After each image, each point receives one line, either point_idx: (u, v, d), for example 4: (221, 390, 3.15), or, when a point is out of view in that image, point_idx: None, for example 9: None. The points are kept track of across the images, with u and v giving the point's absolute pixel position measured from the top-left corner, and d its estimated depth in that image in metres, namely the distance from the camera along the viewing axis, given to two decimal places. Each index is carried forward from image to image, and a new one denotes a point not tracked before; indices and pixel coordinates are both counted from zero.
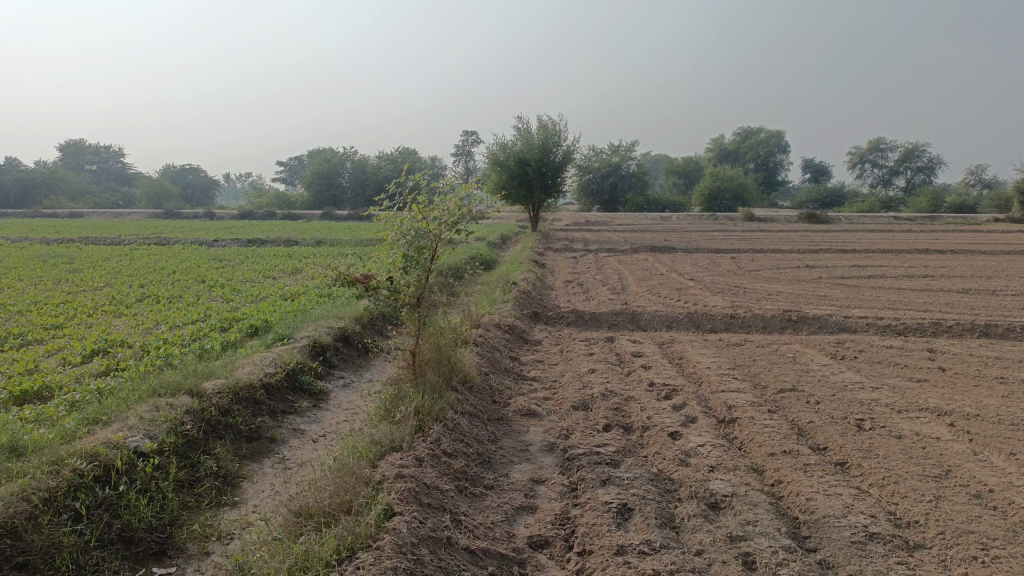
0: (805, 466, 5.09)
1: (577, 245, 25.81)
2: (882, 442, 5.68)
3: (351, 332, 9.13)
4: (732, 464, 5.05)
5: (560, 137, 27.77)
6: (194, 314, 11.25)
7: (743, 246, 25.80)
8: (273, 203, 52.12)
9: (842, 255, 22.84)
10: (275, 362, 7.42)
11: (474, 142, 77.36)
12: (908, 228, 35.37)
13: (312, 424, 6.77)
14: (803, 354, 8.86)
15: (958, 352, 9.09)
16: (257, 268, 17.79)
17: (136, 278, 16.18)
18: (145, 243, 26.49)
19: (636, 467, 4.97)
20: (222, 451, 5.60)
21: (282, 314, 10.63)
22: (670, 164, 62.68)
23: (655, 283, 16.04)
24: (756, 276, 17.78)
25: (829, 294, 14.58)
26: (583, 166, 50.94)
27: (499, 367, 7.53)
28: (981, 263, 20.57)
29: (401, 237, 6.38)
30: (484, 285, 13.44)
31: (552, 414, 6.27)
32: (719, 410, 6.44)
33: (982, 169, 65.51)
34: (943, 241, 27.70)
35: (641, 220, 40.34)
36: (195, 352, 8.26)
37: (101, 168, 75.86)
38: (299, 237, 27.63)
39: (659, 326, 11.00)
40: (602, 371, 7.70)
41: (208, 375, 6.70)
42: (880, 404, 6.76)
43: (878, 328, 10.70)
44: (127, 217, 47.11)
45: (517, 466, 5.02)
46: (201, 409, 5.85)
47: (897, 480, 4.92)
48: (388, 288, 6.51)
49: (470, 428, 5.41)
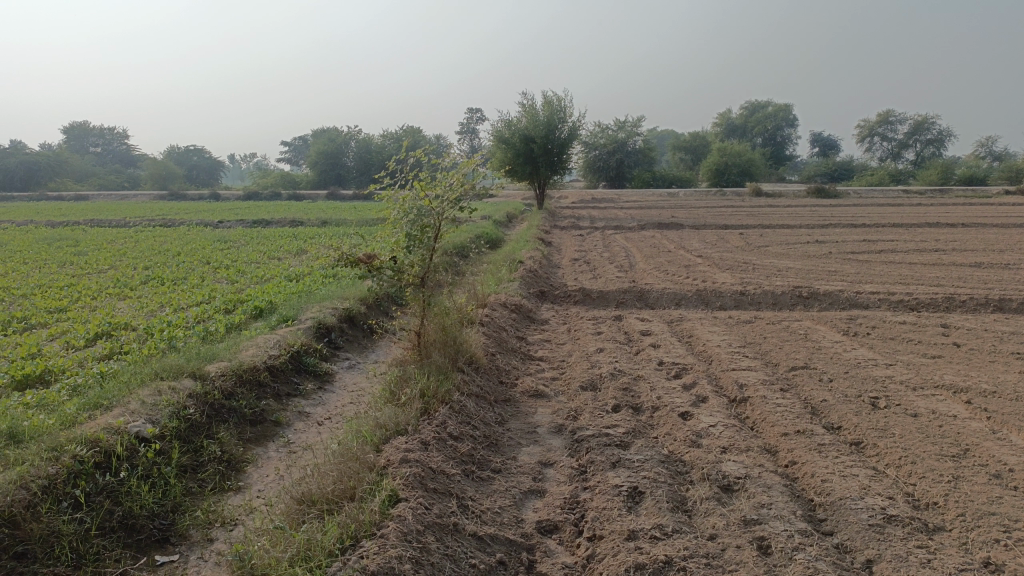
0: (819, 446, 4.98)
1: (584, 222, 25.62)
2: (898, 421, 5.56)
3: (356, 313, 9.03)
4: (745, 445, 4.94)
5: (566, 113, 27.48)
6: (198, 296, 11.18)
7: (751, 221, 25.55)
8: (278, 183, 51.98)
9: (852, 229, 22.60)
10: (279, 344, 7.33)
11: (479, 119, 76.71)
12: (918, 202, 35.00)
13: (317, 406, 6.69)
14: (814, 331, 8.73)
15: (973, 327, 8.94)
16: (262, 248, 17.71)
17: (140, 261, 16.11)
18: (150, 225, 26.45)
19: (647, 449, 4.87)
20: (226, 435, 5.52)
21: (287, 295, 10.55)
22: (677, 140, 62.17)
23: (663, 260, 15.89)
24: (765, 252, 17.60)
25: (839, 270, 14.41)
26: (589, 143, 50.60)
27: (506, 347, 7.42)
28: (993, 237, 20.32)
29: (404, 215, 6.25)
30: (490, 263, 13.31)
31: (561, 395, 6.16)
32: (730, 389, 6.32)
33: (993, 141, 64.75)
34: (953, 214, 27.40)
35: (647, 197, 40.06)
36: (199, 335, 8.18)
37: (106, 150, 75.81)
38: (304, 217, 27.58)
39: (667, 303, 10.88)
40: (610, 350, 7.59)
41: (211, 358, 6.62)
42: (894, 381, 6.63)
43: (890, 304, 10.54)
44: (133, 198, 47.11)
45: (525, 449, 4.92)
46: (204, 392, 5.78)
47: (914, 460, 4.81)
48: (392, 268, 6.38)
49: (477, 410, 5.31)
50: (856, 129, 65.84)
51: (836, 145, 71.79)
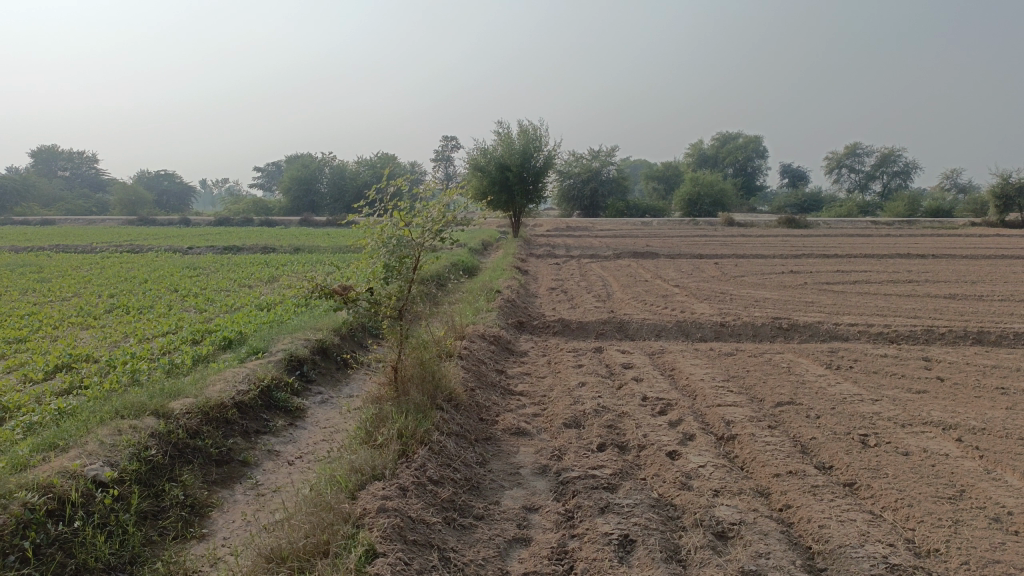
0: (813, 489, 4.80)
1: (559, 251, 25.57)
2: (890, 460, 5.41)
3: (329, 345, 8.76)
4: (737, 488, 4.74)
5: (541, 142, 27.53)
6: (165, 326, 10.82)
7: (725, 251, 25.65)
8: (250, 210, 51.47)
9: (825, 260, 22.77)
10: (249, 378, 7.02)
11: (454, 147, 76.93)
12: (887, 232, 35.48)
13: (288, 445, 6.39)
14: (798, 364, 8.61)
15: (955, 361, 8.89)
16: (233, 276, 17.33)
17: (106, 288, 15.67)
18: (118, 251, 25.89)
19: (636, 492, 4.65)
20: (190, 477, 5.21)
21: (257, 326, 10.23)
22: (650, 170, 62.74)
23: (640, 290, 15.79)
24: (741, 281, 17.61)
25: (816, 300, 14.40)
26: (563, 171, 50.84)
27: (485, 381, 7.19)
28: (964, 268, 20.56)
29: (382, 246, 6.02)
30: (467, 293, 13.11)
31: (543, 433, 5.93)
32: (716, 426, 6.14)
33: (957, 174, 66.24)
34: (923, 245, 27.74)
35: (621, 226, 40.19)
36: (164, 369, 7.84)
37: (75, 174, 74.70)
38: (277, 244, 27.11)
39: (647, 335, 10.72)
40: (593, 384, 7.39)
41: (176, 394, 6.30)
42: (883, 417, 6.50)
43: (869, 336, 10.49)
44: (101, 224, 46.32)
45: (508, 492, 4.68)
46: (167, 431, 5.47)
47: (911, 503, 4.64)
48: (368, 300, 6.15)
49: (457, 451, 5.07)
50: (824, 161, 66.94)
51: (805, 176, 72.93)
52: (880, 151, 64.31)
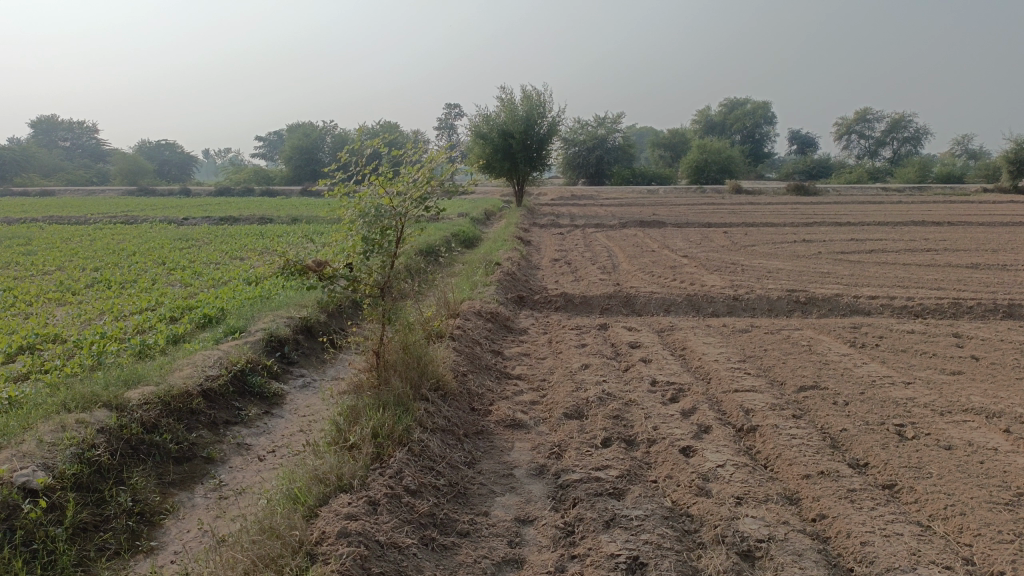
0: (849, 494, 4.18)
1: (564, 220, 24.86)
2: (933, 456, 4.78)
3: (313, 323, 8.14)
4: (762, 494, 4.12)
5: (545, 108, 26.67)
6: (143, 302, 10.19)
7: (734, 219, 24.84)
8: (251, 179, 50.79)
9: (838, 228, 22.03)
10: (220, 362, 6.40)
11: (457, 116, 75.67)
12: (898, 200, 34.58)
13: (261, 436, 5.81)
14: (819, 343, 7.96)
15: (988, 337, 8.22)
16: (225, 248, 16.71)
17: (91, 262, 15.03)
18: (112, 223, 25.20)
19: (646, 500, 4.03)
20: (141, 480, 4.65)
21: (240, 302, 9.60)
22: (656, 137, 61.55)
23: (647, 261, 15.13)
24: (752, 251, 16.92)
25: (832, 271, 13.69)
26: (567, 139, 49.82)
27: (478, 364, 6.57)
28: (982, 236, 19.78)
29: (360, 216, 5.35)
30: (465, 265, 12.50)
31: (541, 425, 5.31)
32: (735, 416, 5.51)
33: (969, 138, 64.96)
34: (938, 212, 26.89)
35: (627, 193, 39.50)
36: (133, 352, 7.25)
37: (76, 144, 73.70)
38: (272, 214, 26.33)
39: (655, 310, 10.08)
40: (597, 367, 6.76)
41: (136, 381, 5.70)
42: (918, 404, 5.85)
43: (892, 310, 9.79)
44: (101, 194, 45.54)
45: (500, 499, 4.08)
46: (119, 426, 4.88)
47: (964, 511, 4.01)
48: (347, 277, 5.47)
49: (442, 451, 4.45)
50: (833, 126, 65.47)
51: (814, 142, 71.55)
52: (890, 116, 62.91)
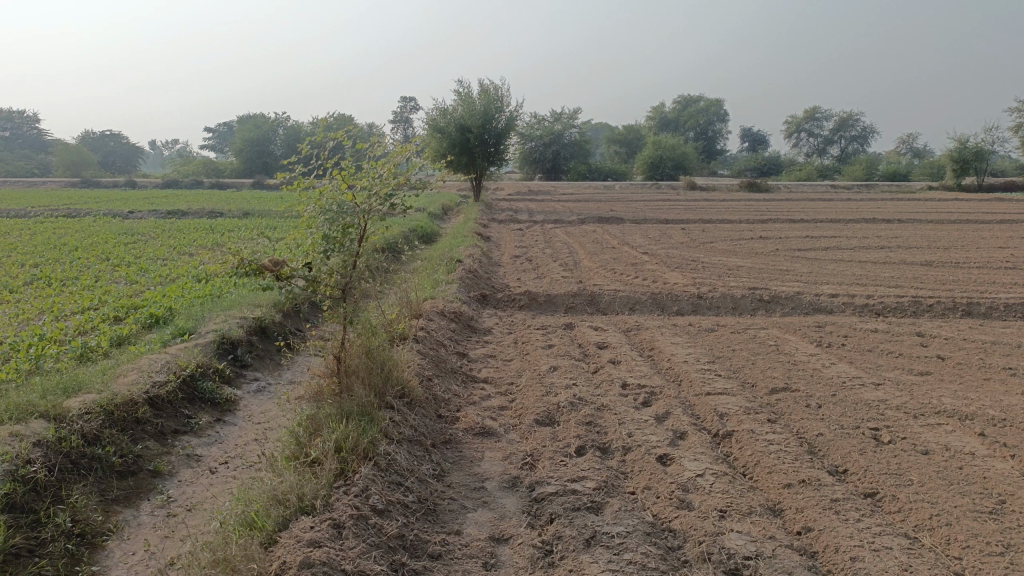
0: (833, 504, 4.05)
1: (522, 215, 24.65)
2: (911, 462, 4.69)
3: (267, 324, 7.78)
4: (746, 505, 3.95)
5: (503, 102, 26.43)
6: (85, 300, 9.67)
7: (691, 216, 24.92)
8: (200, 171, 49.39)
9: (793, 225, 22.28)
10: (167, 367, 6.03)
11: (413, 108, 74.93)
12: (848, 197, 35.19)
13: (212, 446, 5.47)
14: (786, 343, 7.89)
15: (951, 336, 8.25)
16: (173, 243, 16.10)
17: (30, 257, 14.30)
18: (53, 216, 24.16)
19: (626, 514, 3.83)
20: (81, 498, 4.29)
21: (189, 301, 9.16)
22: (611, 133, 61.78)
23: (608, 258, 15.00)
24: (711, 248, 16.94)
25: (791, 269, 13.74)
26: (524, 134, 49.63)
27: (444, 367, 6.31)
28: (932, 233, 20.17)
29: (320, 212, 5.06)
30: (425, 262, 12.19)
31: (511, 432, 5.09)
32: (709, 420, 5.36)
33: (914, 138, 66.71)
34: (887, 210, 27.36)
35: (584, 189, 39.54)
36: (73, 356, 6.81)
37: (15, 134, 70.86)
38: (224, 208, 25.54)
39: (620, 309, 9.93)
40: (565, 369, 6.56)
41: (76, 389, 5.31)
42: (890, 407, 5.79)
43: (855, 308, 9.81)
44: (42, 186, 43.83)
45: (473, 515, 3.84)
46: (57, 439, 4.52)
47: (949, 521, 3.91)
48: (305, 277, 5.17)
49: (410, 464, 4.20)
50: (783, 124, 66.46)
51: (766, 140, 72.54)
52: (839, 115, 64.20)
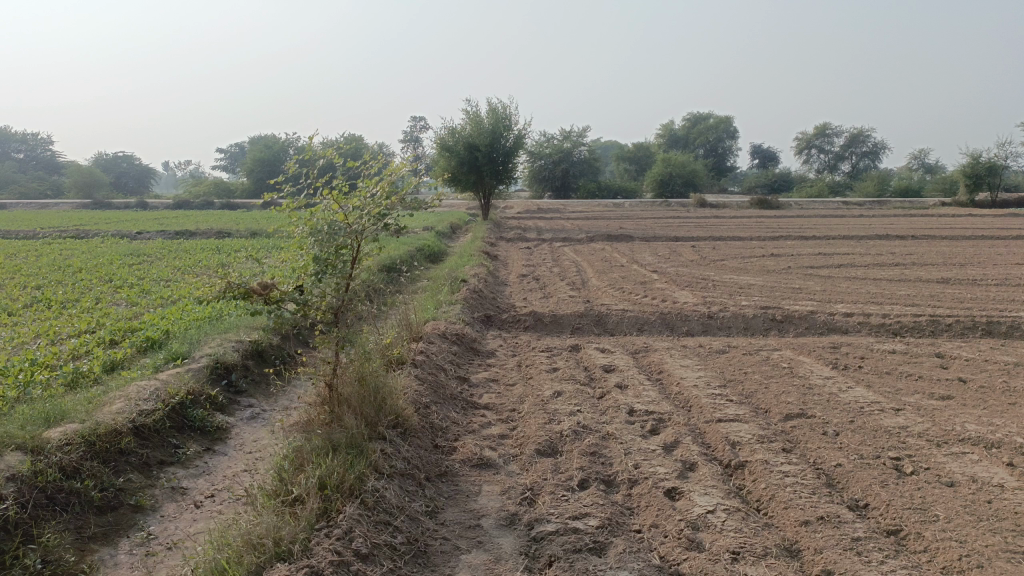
0: (854, 543, 3.77)
1: (530, 234, 24.45)
2: (937, 495, 4.40)
3: (264, 348, 7.58)
4: (760, 546, 3.68)
5: (511, 121, 26.31)
6: (82, 323, 9.50)
7: (701, 233, 24.63)
8: (211, 192, 49.60)
9: (805, 242, 21.97)
10: (157, 395, 5.81)
11: (422, 127, 75.23)
12: (860, 213, 34.83)
13: (200, 478, 5.24)
14: (800, 365, 7.61)
15: (972, 357, 7.94)
16: (179, 264, 16.00)
17: (34, 279, 14.19)
18: (62, 237, 24.16)
19: (630, 556, 3.56)
20: (54, 537, 4.05)
21: (187, 323, 8.97)
22: (621, 150, 61.74)
23: (617, 277, 14.76)
24: (722, 266, 16.68)
25: (805, 287, 13.44)
26: (534, 152, 49.60)
27: (442, 393, 6.07)
28: (947, 250, 19.79)
29: (312, 234, 4.84)
30: (429, 283, 11.99)
31: (511, 464, 4.83)
32: (720, 450, 5.08)
33: (925, 153, 66.28)
34: (900, 226, 27.01)
35: (593, 207, 39.38)
36: (63, 382, 6.60)
37: (29, 156, 71.56)
38: (233, 228, 25.48)
39: (628, 329, 9.67)
40: (570, 395, 6.30)
41: (59, 418, 5.10)
42: (912, 434, 5.49)
43: (871, 328, 9.51)
44: (55, 207, 44.05)
45: (466, 557, 3.58)
46: (33, 473, 4.30)
47: (981, 563, 3.61)
48: (296, 301, 4.93)
49: (401, 501, 3.96)
50: (793, 141, 66.17)
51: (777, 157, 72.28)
52: (850, 131, 63.92)
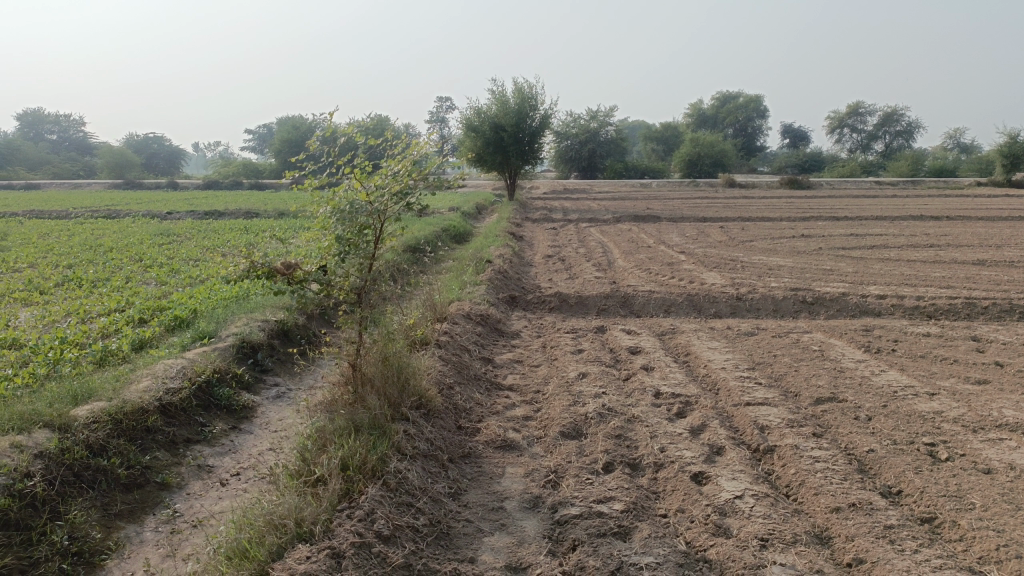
0: (886, 531, 3.68)
1: (556, 214, 24.30)
2: (973, 483, 4.27)
3: (290, 328, 7.60)
4: (789, 533, 3.59)
5: (537, 100, 26.07)
6: (112, 302, 9.58)
7: (729, 214, 24.31)
8: (240, 172, 49.96)
9: (836, 222, 21.59)
10: (183, 373, 5.84)
11: (448, 107, 74.99)
12: (893, 193, 34.14)
13: (225, 457, 5.26)
14: (830, 348, 7.46)
15: (1009, 341, 7.73)
16: (207, 243, 16.11)
17: (65, 258, 14.38)
18: (93, 217, 24.46)
19: (656, 542, 3.50)
20: (80, 514, 4.08)
21: (213, 303, 9.01)
22: (648, 130, 61.07)
23: (643, 257, 14.60)
24: (750, 247, 16.44)
25: (836, 268, 13.20)
26: (560, 132, 49.24)
27: (466, 374, 6.03)
28: (983, 230, 19.33)
29: (334, 213, 4.79)
30: (454, 263, 11.94)
31: (535, 446, 4.78)
32: (749, 434, 4.99)
33: (962, 132, 64.75)
34: (934, 206, 26.41)
35: (620, 187, 39.06)
36: (92, 360, 6.66)
37: (63, 137, 72.59)
38: (260, 209, 25.60)
39: (655, 311, 9.55)
40: (595, 377, 6.23)
41: (87, 395, 5.13)
42: (947, 419, 5.34)
43: (904, 311, 9.30)
44: (88, 188, 44.61)
45: (489, 540, 3.55)
46: (60, 451, 4.33)
47: (1019, 553, 3.48)
48: (319, 281, 4.94)
49: (423, 482, 3.93)
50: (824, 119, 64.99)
51: (808, 136, 71.07)
52: (883, 109, 62.60)
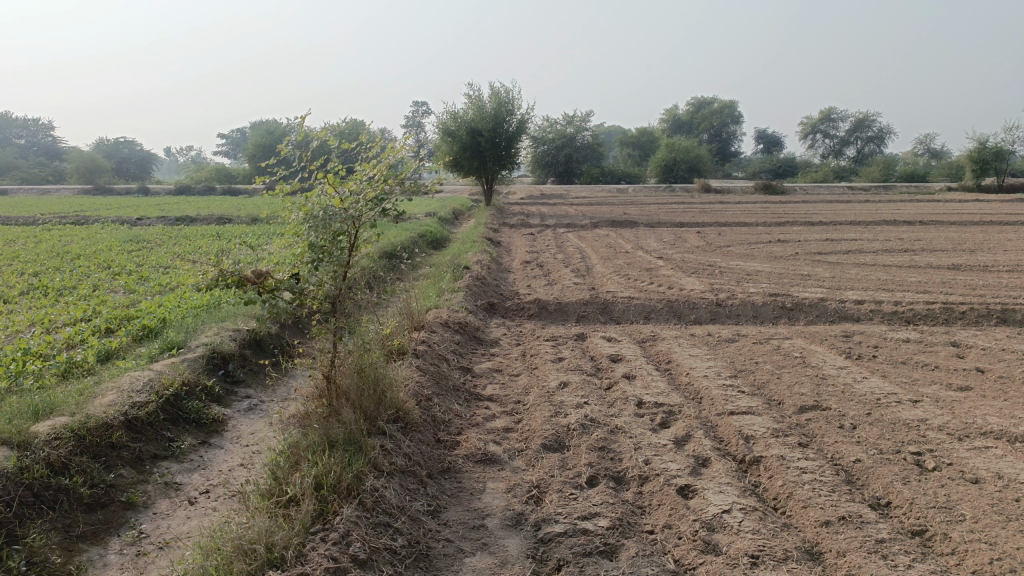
0: (878, 545, 3.58)
1: (534, 219, 24.22)
2: (962, 493, 4.20)
3: (262, 337, 7.40)
4: (780, 550, 3.48)
5: (514, 105, 25.98)
6: (78, 312, 9.29)
7: (706, 219, 24.38)
8: (213, 178, 49.33)
9: (811, 227, 21.72)
10: (150, 385, 5.63)
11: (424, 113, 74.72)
12: (866, 198, 34.48)
13: (194, 473, 5.06)
14: (812, 354, 7.40)
15: (987, 347, 7.73)
16: (179, 250, 15.78)
17: (31, 266, 13.98)
18: (62, 223, 23.94)
19: (643, 560, 3.38)
20: (39, 537, 3.87)
21: (183, 312, 8.77)
22: (624, 136, 61.31)
23: (622, 263, 14.54)
24: (728, 252, 16.46)
25: (813, 273, 13.21)
26: (536, 137, 49.23)
27: (445, 384, 5.88)
28: (955, 235, 19.53)
29: (307, 219, 4.61)
30: (431, 270, 11.79)
31: (516, 459, 4.64)
32: (734, 444, 4.89)
33: (931, 138, 65.72)
34: (907, 211, 26.68)
35: (596, 192, 39.08)
36: (56, 372, 6.41)
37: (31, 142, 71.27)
38: (234, 214, 25.23)
39: (634, 318, 9.46)
40: (576, 386, 6.11)
41: (49, 410, 4.91)
42: (932, 427, 5.28)
43: (883, 316, 9.29)
44: (56, 193, 43.72)
45: (470, 561, 3.41)
46: (19, 470, 4.12)
47: (1014, 567, 3.40)
48: (292, 290, 4.74)
49: (401, 500, 3.77)
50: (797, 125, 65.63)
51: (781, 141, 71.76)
52: (855, 115, 63.38)
